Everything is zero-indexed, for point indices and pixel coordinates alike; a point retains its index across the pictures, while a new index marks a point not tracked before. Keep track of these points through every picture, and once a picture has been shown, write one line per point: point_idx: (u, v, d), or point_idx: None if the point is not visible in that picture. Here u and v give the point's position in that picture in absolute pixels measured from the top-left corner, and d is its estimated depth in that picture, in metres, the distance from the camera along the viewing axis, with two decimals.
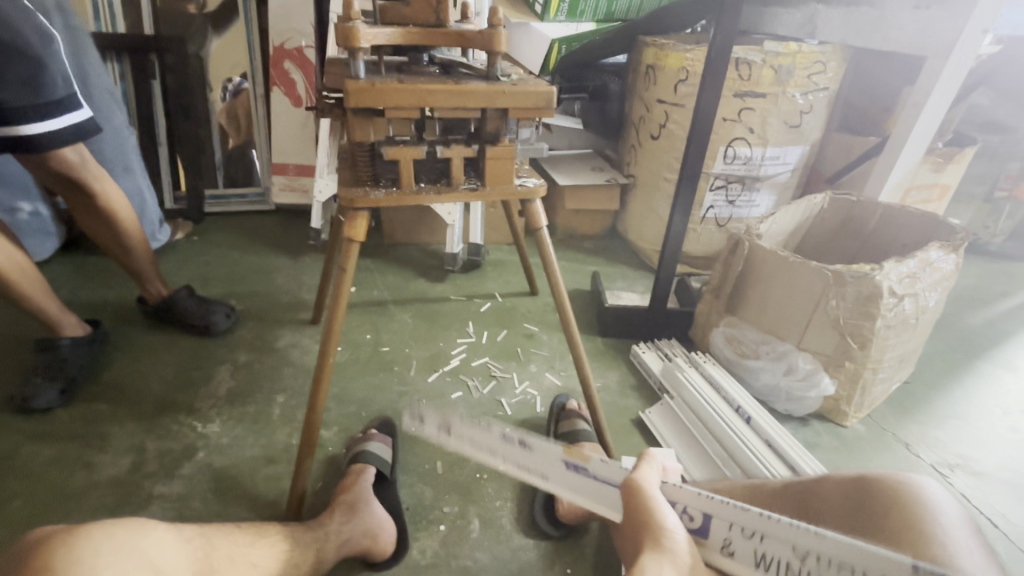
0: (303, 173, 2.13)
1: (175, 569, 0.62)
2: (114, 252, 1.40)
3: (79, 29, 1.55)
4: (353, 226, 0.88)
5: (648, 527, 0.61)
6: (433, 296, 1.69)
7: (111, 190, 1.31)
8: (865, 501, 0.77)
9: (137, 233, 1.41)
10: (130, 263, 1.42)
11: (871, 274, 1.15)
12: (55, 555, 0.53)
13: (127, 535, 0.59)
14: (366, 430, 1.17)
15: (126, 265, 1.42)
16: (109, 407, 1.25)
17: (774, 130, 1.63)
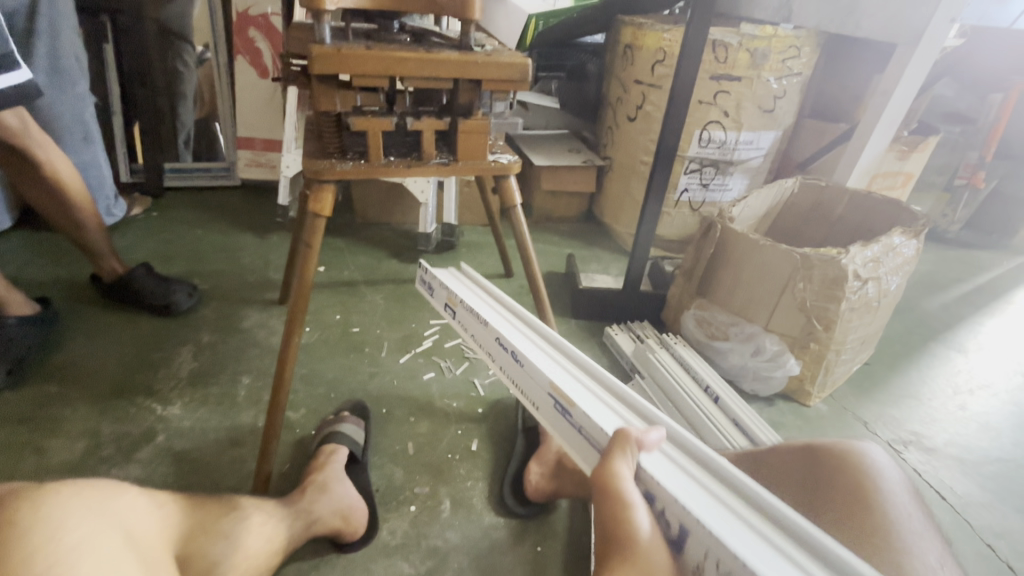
0: (270, 148, 2.05)
1: (142, 536, 0.59)
2: (63, 225, 1.31)
3: None
4: (320, 200, 0.85)
5: (616, 530, 0.51)
6: (406, 276, 1.66)
7: (56, 159, 1.24)
8: (814, 468, 0.80)
9: (90, 206, 1.33)
10: (81, 238, 1.34)
11: (837, 257, 1.17)
12: (18, 511, 0.48)
13: (96, 499, 0.56)
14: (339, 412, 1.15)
15: (77, 239, 1.34)
16: (60, 388, 1.18)
17: (749, 114, 1.64)
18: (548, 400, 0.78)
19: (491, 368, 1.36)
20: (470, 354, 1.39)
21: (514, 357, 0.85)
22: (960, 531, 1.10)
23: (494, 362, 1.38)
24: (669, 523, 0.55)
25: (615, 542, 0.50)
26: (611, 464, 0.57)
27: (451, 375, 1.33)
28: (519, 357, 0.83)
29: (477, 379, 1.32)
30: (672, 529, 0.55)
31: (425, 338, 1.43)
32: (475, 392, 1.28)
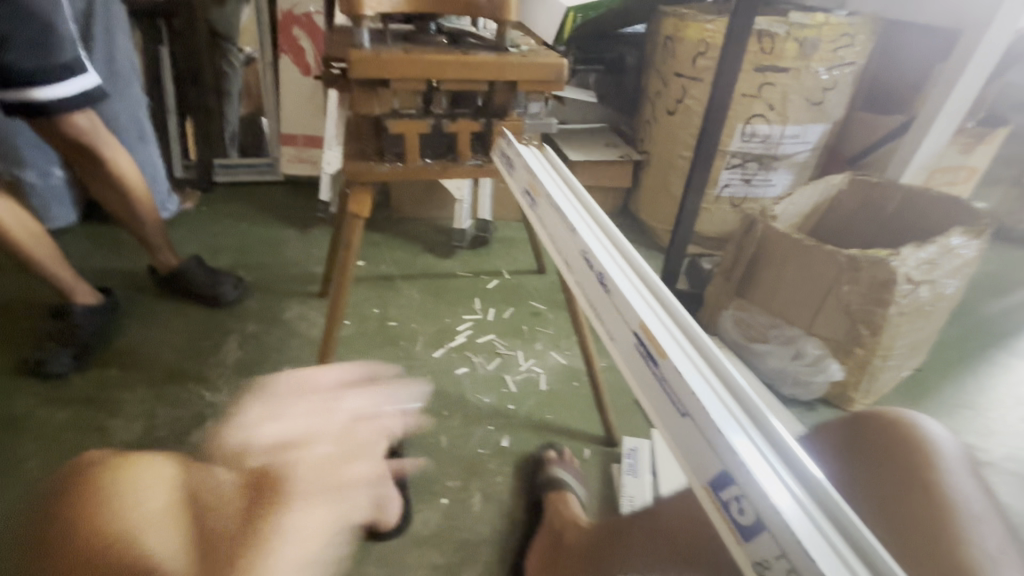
0: (313, 144, 2.11)
1: None
2: (124, 221, 1.40)
3: None
4: (359, 201, 0.88)
5: None
6: (440, 271, 1.69)
7: (121, 159, 1.31)
8: (868, 446, 0.73)
9: (147, 202, 1.41)
10: (140, 232, 1.43)
11: (887, 259, 1.11)
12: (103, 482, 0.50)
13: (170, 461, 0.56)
14: None
15: (137, 233, 1.43)
16: (121, 373, 1.27)
17: (795, 107, 1.57)
18: (630, 338, 0.59)
19: (522, 365, 1.37)
20: (502, 350, 1.41)
21: (595, 278, 0.66)
22: None
23: (526, 358, 1.39)
24: (740, 511, 0.44)
25: None
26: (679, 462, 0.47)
27: (483, 370, 1.34)
28: (605, 281, 0.64)
29: (509, 375, 1.33)
30: (743, 517, 0.43)
31: (458, 333, 1.45)
32: (506, 388, 1.30)
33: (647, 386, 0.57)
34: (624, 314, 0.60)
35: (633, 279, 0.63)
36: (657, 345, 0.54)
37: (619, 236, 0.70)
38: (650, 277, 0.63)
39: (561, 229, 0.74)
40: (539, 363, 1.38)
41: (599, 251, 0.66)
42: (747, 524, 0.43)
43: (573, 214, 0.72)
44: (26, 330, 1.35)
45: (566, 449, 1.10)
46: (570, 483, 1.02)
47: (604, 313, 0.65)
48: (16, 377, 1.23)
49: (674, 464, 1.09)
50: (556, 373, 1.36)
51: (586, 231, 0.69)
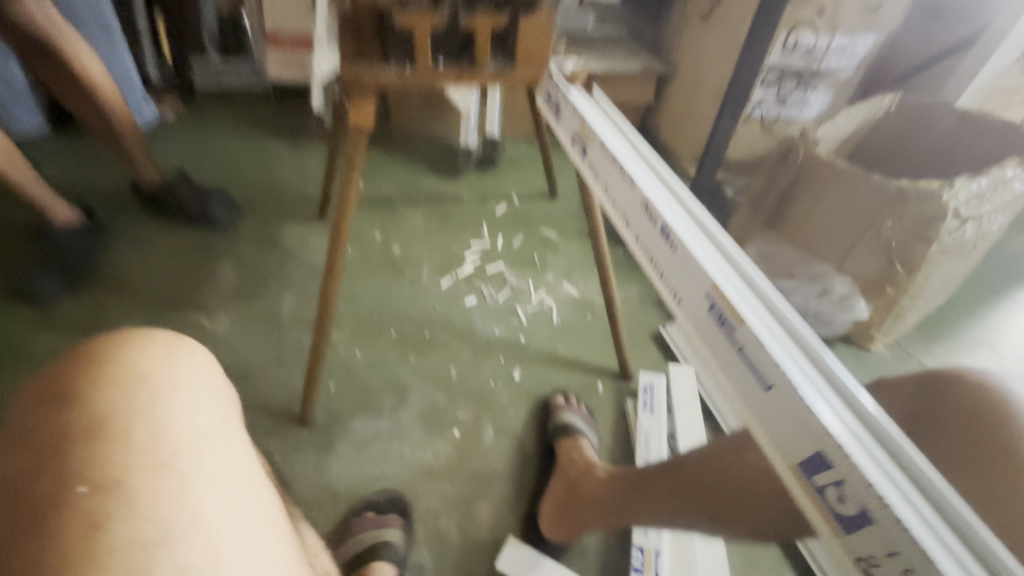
0: (299, 46, 1.86)
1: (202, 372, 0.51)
2: (99, 130, 1.28)
3: None
4: (361, 111, 0.76)
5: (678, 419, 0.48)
6: (445, 194, 1.58)
7: (86, 57, 1.17)
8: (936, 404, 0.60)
9: (121, 109, 1.27)
10: (117, 146, 1.30)
11: (939, 192, 1.01)
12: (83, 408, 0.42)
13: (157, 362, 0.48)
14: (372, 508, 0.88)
15: (115, 148, 1.31)
16: (113, 299, 1.21)
17: (848, 13, 1.39)
18: (699, 301, 0.57)
19: (534, 296, 1.31)
20: (512, 280, 1.34)
21: (661, 237, 0.63)
22: None
23: (537, 290, 1.33)
24: (839, 499, 0.43)
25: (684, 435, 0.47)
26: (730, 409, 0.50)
27: (492, 301, 1.29)
28: (674, 242, 0.60)
29: (520, 307, 1.28)
30: (842, 506, 0.42)
31: (466, 261, 1.38)
32: (517, 320, 1.25)
33: (721, 357, 0.55)
34: (695, 277, 0.57)
35: (705, 242, 0.60)
36: (737, 312, 0.52)
37: (687, 197, 0.67)
38: (723, 242, 0.60)
39: (625, 184, 0.70)
40: (551, 295, 1.32)
41: (669, 212, 0.63)
42: (847, 512, 0.42)
43: (637, 173, 0.69)
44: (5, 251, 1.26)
45: (570, 395, 1.07)
46: (583, 426, 0.98)
47: (669, 277, 0.62)
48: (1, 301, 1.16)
49: (690, 401, 1.07)
50: (568, 305, 1.30)
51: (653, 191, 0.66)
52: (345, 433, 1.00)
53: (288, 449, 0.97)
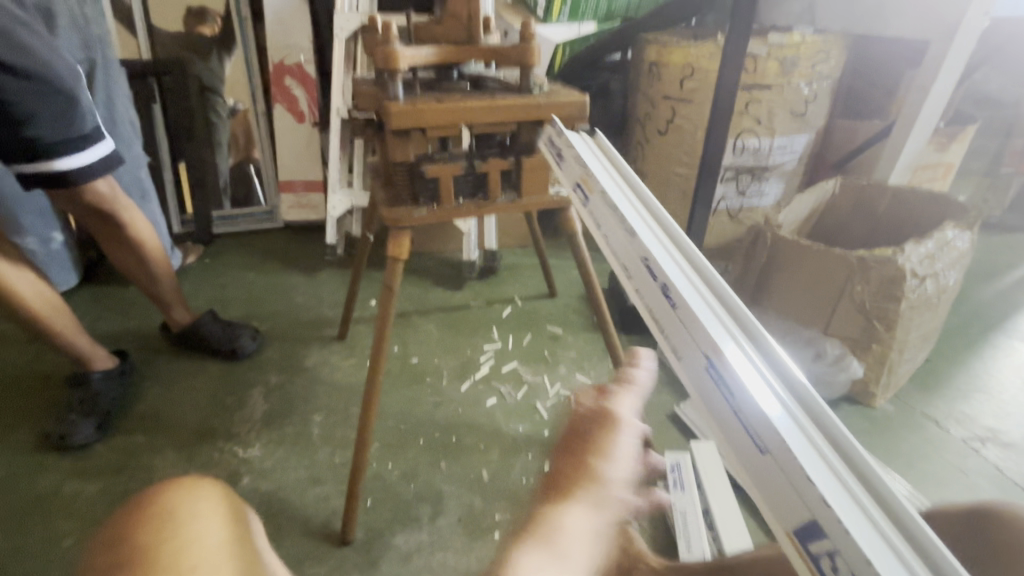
0: (311, 189, 2.13)
1: None
2: (139, 280, 1.40)
3: (112, 57, 1.55)
4: (398, 245, 0.90)
5: None
6: (454, 303, 1.71)
7: (139, 221, 1.32)
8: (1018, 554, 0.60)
9: (162, 261, 1.40)
10: (155, 291, 1.42)
11: (893, 257, 1.17)
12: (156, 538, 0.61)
13: None
14: None
15: (153, 295, 1.43)
16: (147, 438, 1.25)
17: (781, 120, 1.65)
18: (670, 315, 0.52)
19: (551, 390, 1.38)
20: (528, 377, 1.42)
21: (660, 292, 0.54)
22: None
23: (552, 383, 1.40)
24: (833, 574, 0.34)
25: None
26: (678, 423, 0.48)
27: (512, 399, 1.35)
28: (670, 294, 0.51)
29: (539, 402, 1.34)
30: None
31: (482, 364, 1.46)
32: (539, 415, 1.30)
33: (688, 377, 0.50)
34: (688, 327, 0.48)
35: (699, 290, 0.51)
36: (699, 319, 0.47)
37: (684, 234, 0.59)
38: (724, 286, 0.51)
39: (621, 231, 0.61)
40: (567, 387, 1.39)
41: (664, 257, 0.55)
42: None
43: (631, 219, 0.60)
44: (46, 402, 1.33)
45: None
46: (626, 514, 1.01)
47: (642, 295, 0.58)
48: (40, 453, 1.20)
49: (719, 476, 1.12)
50: None
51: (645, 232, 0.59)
52: (388, 549, 1.02)
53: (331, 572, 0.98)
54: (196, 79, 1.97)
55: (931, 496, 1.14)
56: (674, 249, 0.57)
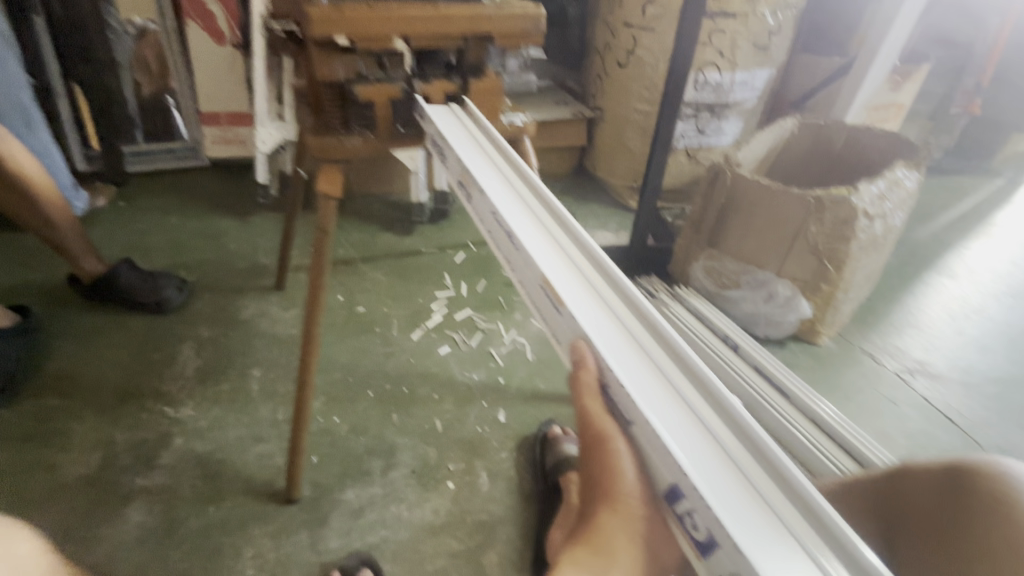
0: (238, 123, 1.91)
1: None
2: (33, 226, 1.22)
3: None
4: (329, 180, 0.78)
5: (604, 480, 0.45)
6: (403, 249, 1.61)
7: (16, 152, 1.14)
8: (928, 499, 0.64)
9: (57, 202, 1.22)
10: (53, 236, 1.24)
11: (848, 197, 1.17)
12: None
13: None
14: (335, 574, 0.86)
15: (51, 241, 1.24)
16: (60, 401, 1.12)
17: (743, 53, 1.58)
18: (543, 297, 0.57)
19: (506, 337, 1.34)
20: (483, 324, 1.37)
21: (532, 277, 0.59)
22: (965, 448, 1.17)
23: (508, 330, 1.36)
24: (693, 527, 0.40)
25: (599, 480, 0.46)
26: (591, 414, 0.48)
27: (466, 347, 1.30)
28: (555, 301, 0.54)
29: (494, 349, 1.30)
30: (697, 534, 0.40)
31: (434, 312, 1.39)
32: (494, 362, 1.27)
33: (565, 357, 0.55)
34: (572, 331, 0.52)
35: (587, 293, 0.55)
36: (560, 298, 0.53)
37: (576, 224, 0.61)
38: (621, 278, 0.55)
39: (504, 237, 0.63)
40: (523, 333, 1.35)
41: (547, 261, 0.57)
42: (701, 539, 0.39)
43: (512, 220, 0.61)
44: None
45: (570, 427, 1.11)
46: None
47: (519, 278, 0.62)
48: None
49: None
50: (540, 341, 1.34)
51: (528, 233, 0.61)
52: (338, 505, 0.98)
53: (278, 532, 0.93)
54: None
55: (865, 426, 1.21)
56: (557, 236, 0.61)
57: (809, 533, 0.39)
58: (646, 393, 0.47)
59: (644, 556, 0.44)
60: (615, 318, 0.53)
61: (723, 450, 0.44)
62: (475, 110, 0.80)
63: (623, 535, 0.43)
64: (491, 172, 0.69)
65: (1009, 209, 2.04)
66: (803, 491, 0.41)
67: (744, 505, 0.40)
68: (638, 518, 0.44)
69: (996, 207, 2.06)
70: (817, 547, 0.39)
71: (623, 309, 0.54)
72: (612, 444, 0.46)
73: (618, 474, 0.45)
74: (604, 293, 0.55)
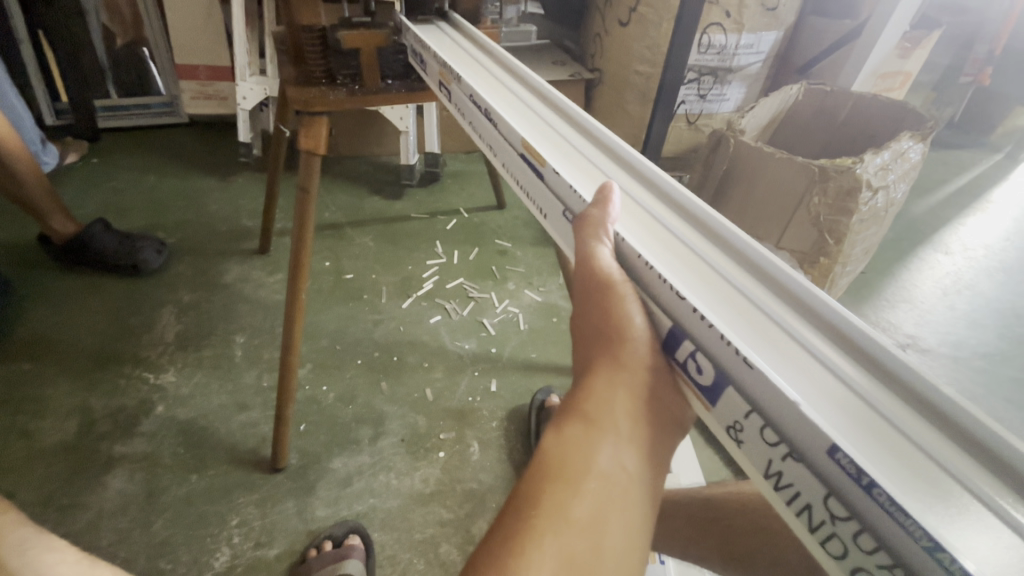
0: (217, 77, 1.80)
1: None
2: (3, 182, 1.14)
3: None
4: (311, 135, 0.73)
5: (606, 336, 0.36)
6: (393, 214, 1.55)
7: None
8: None
9: (27, 159, 1.15)
10: (18, 191, 1.16)
11: (852, 167, 1.12)
12: None
13: None
14: (324, 544, 0.84)
15: (20, 199, 1.17)
16: (33, 366, 1.07)
17: (751, 13, 1.51)
18: (540, 186, 0.49)
19: (499, 306, 1.31)
20: (475, 293, 1.33)
21: (523, 164, 0.51)
22: None
23: (501, 300, 1.33)
24: (697, 370, 0.34)
25: (599, 346, 0.36)
26: (593, 257, 0.38)
27: (458, 316, 1.27)
28: (535, 161, 0.48)
29: (486, 319, 1.27)
30: (702, 378, 0.34)
31: (425, 280, 1.35)
32: (486, 332, 1.24)
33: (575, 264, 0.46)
34: (558, 193, 0.46)
35: (583, 165, 0.48)
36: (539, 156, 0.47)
37: (568, 104, 0.54)
38: (644, 165, 0.47)
39: (482, 119, 0.57)
40: (516, 303, 1.32)
41: (533, 135, 0.51)
42: (706, 383, 0.33)
43: (493, 100, 0.55)
44: None
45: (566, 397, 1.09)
46: None
47: (521, 182, 0.53)
48: None
49: None
50: (534, 311, 1.31)
51: (526, 127, 0.52)
52: (326, 474, 0.96)
53: (264, 501, 0.92)
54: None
55: None
56: (560, 127, 0.53)
57: (926, 424, 0.31)
58: (655, 251, 0.41)
59: (652, 422, 0.35)
60: (637, 205, 0.45)
61: (757, 309, 0.37)
62: (467, 26, 0.73)
63: (619, 398, 0.34)
64: (483, 74, 0.61)
65: (1007, 186, 2.02)
66: (911, 382, 0.32)
67: (827, 399, 0.32)
68: (642, 376, 0.35)
69: (993, 182, 2.04)
70: (883, 400, 0.32)
71: (627, 180, 0.47)
72: (615, 293, 0.37)
73: (616, 321, 0.36)
74: (623, 183, 0.47)
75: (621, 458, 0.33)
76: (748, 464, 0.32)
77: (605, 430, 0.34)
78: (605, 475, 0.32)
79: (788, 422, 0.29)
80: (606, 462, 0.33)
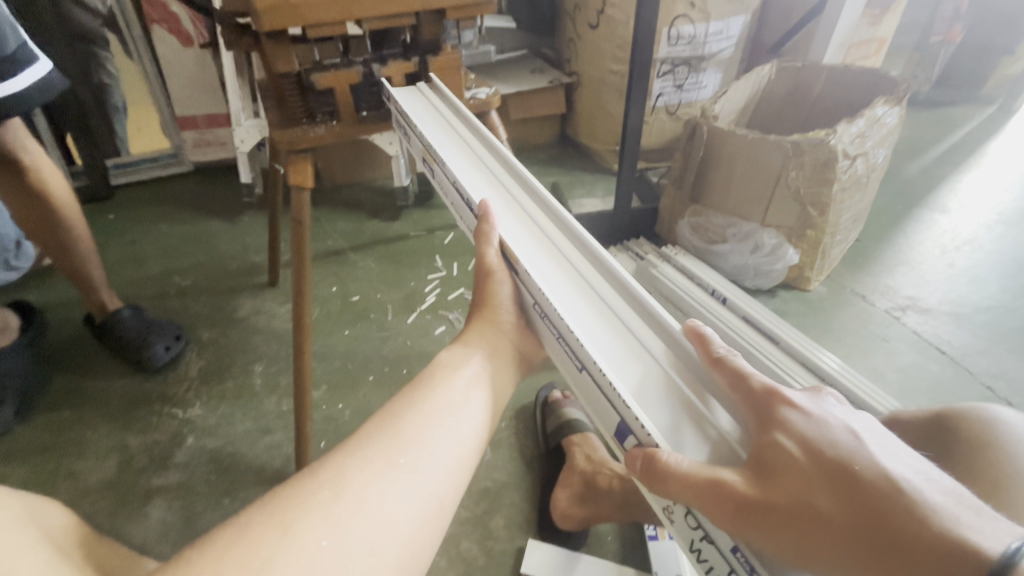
0: (216, 124, 1.91)
1: None
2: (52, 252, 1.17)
3: None
4: (298, 171, 0.79)
5: (483, 302, 0.59)
6: (392, 235, 1.62)
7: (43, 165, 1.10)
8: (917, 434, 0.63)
9: (83, 229, 1.19)
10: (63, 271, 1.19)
11: (826, 139, 1.15)
12: None
13: None
14: None
15: (70, 270, 1.19)
16: (72, 413, 1.15)
17: (715, 2, 1.55)
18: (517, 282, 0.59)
19: None
20: None
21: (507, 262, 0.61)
22: (959, 378, 1.19)
23: None
24: None
25: (479, 304, 0.59)
26: (483, 252, 0.60)
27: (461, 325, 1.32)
28: (513, 261, 0.58)
29: None
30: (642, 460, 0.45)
31: (427, 294, 1.41)
32: None
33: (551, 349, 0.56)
34: (530, 288, 0.56)
35: (558, 266, 0.58)
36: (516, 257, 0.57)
37: (549, 203, 0.64)
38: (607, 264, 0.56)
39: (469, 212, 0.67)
40: None
41: (516, 238, 0.61)
42: None
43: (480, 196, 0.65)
44: None
45: (569, 389, 1.13)
46: (584, 420, 1.04)
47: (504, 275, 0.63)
48: None
49: None
50: None
51: (513, 227, 0.63)
52: None
53: None
54: (98, 6, 1.64)
55: (857, 365, 1.22)
56: (543, 226, 0.63)
57: None
58: (612, 350, 0.51)
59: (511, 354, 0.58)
60: (602, 305, 0.55)
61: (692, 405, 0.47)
62: (446, 93, 0.80)
63: (486, 332, 0.57)
64: (467, 167, 0.70)
65: (1003, 137, 2.01)
66: None
67: None
68: (499, 322, 0.58)
69: (987, 135, 2.03)
70: None
71: (592, 275, 0.57)
72: (494, 274, 0.60)
73: (492, 292, 0.59)
74: (591, 280, 0.57)
75: (482, 365, 0.54)
76: (678, 535, 0.44)
77: (474, 348, 0.55)
78: (474, 373, 0.53)
79: (702, 520, 0.40)
80: (472, 365, 0.53)
